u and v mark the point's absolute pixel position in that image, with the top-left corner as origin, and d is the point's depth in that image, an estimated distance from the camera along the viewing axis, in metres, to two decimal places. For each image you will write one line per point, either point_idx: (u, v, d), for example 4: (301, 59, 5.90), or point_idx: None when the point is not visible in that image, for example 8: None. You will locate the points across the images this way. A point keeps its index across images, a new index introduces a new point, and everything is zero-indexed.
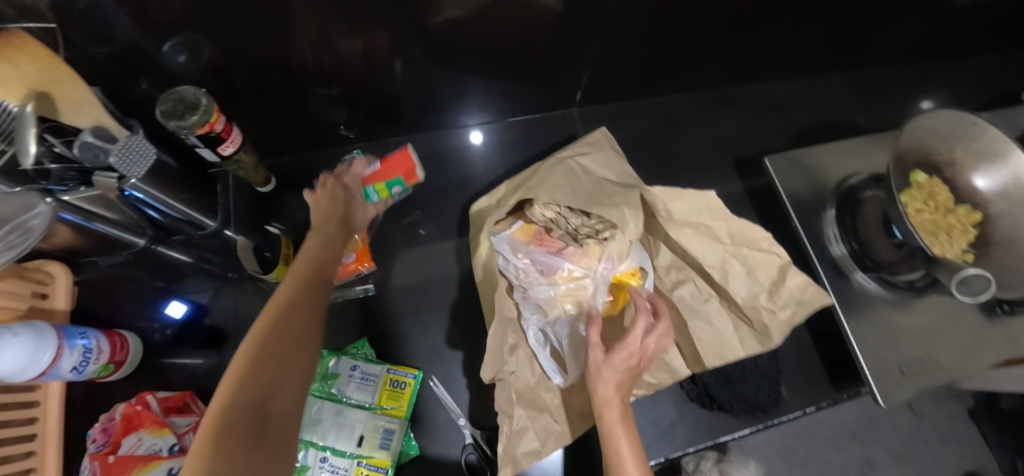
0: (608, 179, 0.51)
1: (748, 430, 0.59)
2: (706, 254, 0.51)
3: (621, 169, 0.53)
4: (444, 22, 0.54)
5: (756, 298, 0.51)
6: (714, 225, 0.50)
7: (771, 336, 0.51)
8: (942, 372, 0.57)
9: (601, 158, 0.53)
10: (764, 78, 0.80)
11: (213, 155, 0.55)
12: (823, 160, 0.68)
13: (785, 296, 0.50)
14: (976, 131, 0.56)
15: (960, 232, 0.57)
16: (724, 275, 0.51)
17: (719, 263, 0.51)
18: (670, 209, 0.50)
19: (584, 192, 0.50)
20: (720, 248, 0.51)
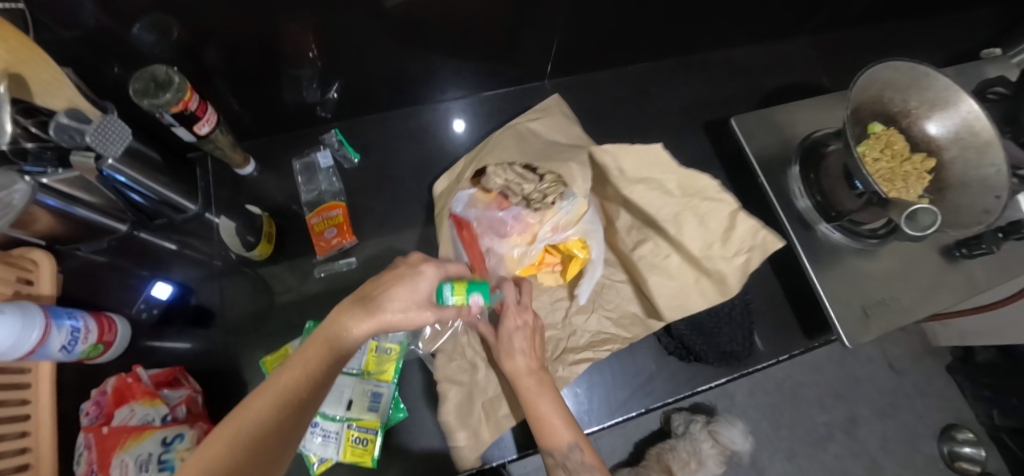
0: (556, 140, 0.57)
1: (723, 379, 0.62)
2: (660, 208, 0.54)
3: (570, 132, 0.59)
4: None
5: (711, 248, 0.52)
6: (664, 178, 0.52)
7: (728, 283, 0.52)
8: (904, 314, 0.60)
9: (550, 122, 0.59)
10: (731, 44, 0.82)
11: (190, 135, 0.56)
12: (788, 118, 0.70)
13: (738, 243, 0.51)
14: (927, 82, 0.58)
15: (916, 178, 0.59)
16: (678, 227, 0.53)
17: (673, 216, 0.53)
18: (621, 166, 0.52)
19: (535, 150, 0.54)
20: (672, 200, 0.53)
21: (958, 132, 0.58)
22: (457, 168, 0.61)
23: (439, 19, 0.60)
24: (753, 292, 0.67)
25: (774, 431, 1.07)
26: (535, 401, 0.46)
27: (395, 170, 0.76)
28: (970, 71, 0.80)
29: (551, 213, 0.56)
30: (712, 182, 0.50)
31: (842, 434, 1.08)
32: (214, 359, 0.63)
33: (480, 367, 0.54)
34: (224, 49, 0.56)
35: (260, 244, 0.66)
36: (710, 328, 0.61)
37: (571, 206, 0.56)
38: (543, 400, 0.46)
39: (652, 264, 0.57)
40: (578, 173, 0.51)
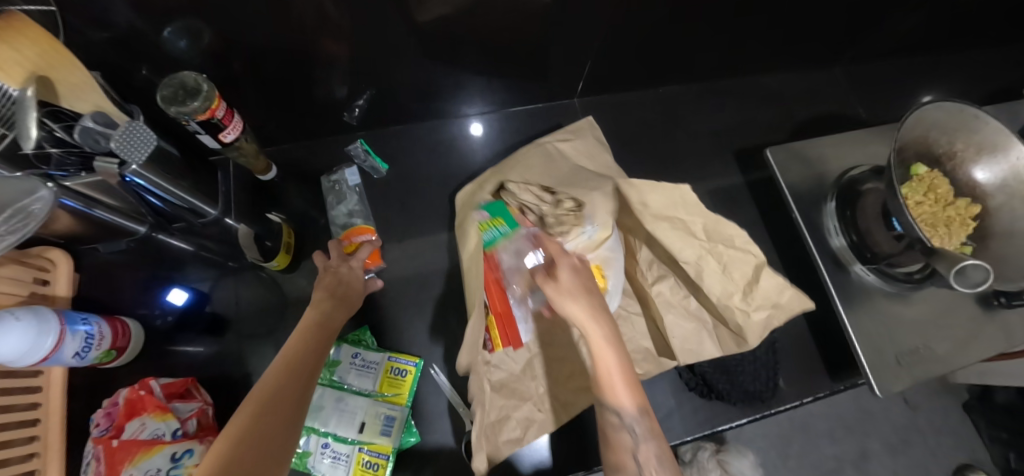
0: (583, 166, 0.57)
1: (745, 419, 0.60)
2: (683, 249, 0.51)
3: (599, 158, 0.59)
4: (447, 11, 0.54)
5: (731, 298, 0.51)
6: (690, 220, 0.50)
7: (746, 338, 0.52)
8: (937, 364, 0.58)
9: (580, 146, 0.59)
10: (765, 70, 0.80)
11: (214, 143, 0.54)
12: (824, 152, 0.68)
13: (760, 296, 0.51)
14: (979, 126, 0.56)
15: (960, 224, 0.57)
16: (698, 271, 0.51)
17: (694, 259, 0.51)
18: (647, 202, 0.49)
19: (558, 174, 0.56)
20: (696, 244, 0.51)
21: (1005, 180, 0.56)
22: (483, 177, 0.59)
23: (472, 35, 0.59)
24: (778, 329, 0.65)
25: (783, 462, 1.04)
26: (612, 377, 0.36)
27: (415, 182, 0.75)
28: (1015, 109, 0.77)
29: (575, 234, 0.51)
30: (742, 232, 0.49)
31: (853, 469, 1.02)
32: (226, 368, 0.62)
33: (484, 385, 0.52)
34: (254, 55, 0.55)
35: (278, 255, 0.65)
36: (729, 364, 0.60)
37: (593, 230, 0.52)
38: (617, 371, 0.37)
39: (670, 302, 0.56)
40: (601, 201, 0.53)
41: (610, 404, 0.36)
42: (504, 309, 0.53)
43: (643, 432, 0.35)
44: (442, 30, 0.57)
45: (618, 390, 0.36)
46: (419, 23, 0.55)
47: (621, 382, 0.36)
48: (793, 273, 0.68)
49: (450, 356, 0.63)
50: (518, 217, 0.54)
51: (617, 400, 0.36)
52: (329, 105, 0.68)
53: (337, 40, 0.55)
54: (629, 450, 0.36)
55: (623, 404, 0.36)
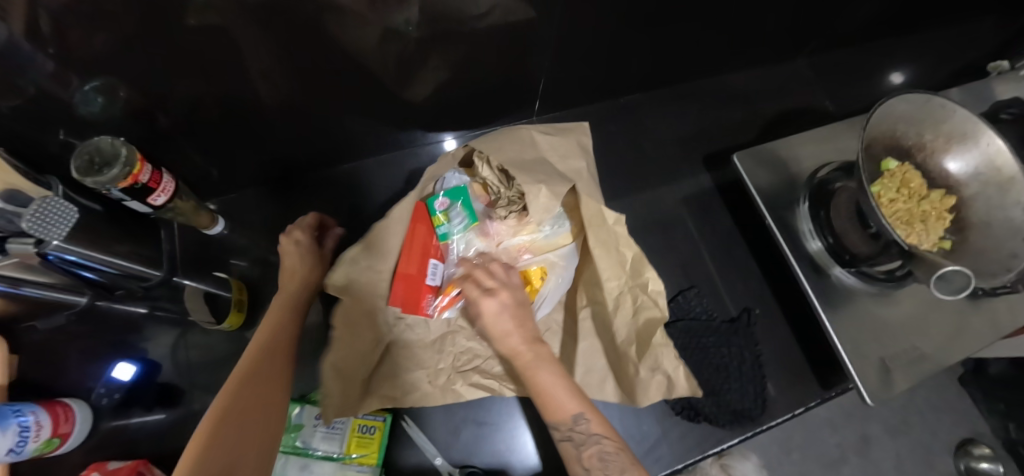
0: (550, 164, 0.47)
1: (736, 440, 0.57)
2: (606, 280, 0.47)
3: (574, 163, 0.48)
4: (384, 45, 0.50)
5: (629, 346, 0.48)
6: (621, 252, 0.45)
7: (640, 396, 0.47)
8: (927, 362, 0.56)
9: (560, 144, 0.48)
10: (728, 70, 0.77)
11: (144, 207, 0.51)
12: (793, 151, 0.66)
13: (654, 358, 0.47)
14: (945, 115, 0.54)
15: (935, 218, 0.55)
16: (612, 308, 0.48)
17: (614, 296, 0.47)
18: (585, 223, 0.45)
19: (519, 160, 0.45)
20: (618, 279, 0.46)
21: (978, 168, 0.54)
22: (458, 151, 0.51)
23: (416, 68, 0.56)
24: (762, 340, 0.62)
25: (784, 456, 1.00)
26: (540, 374, 0.41)
27: (378, 218, 0.72)
28: (980, 88, 0.76)
29: (530, 230, 0.51)
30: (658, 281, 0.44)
31: (856, 455, 0.99)
32: (187, 438, 0.59)
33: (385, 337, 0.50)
34: (178, 108, 0.51)
35: (230, 316, 0.62)
36: (713, 383, 0.58)
37: (552, 233, 0.51)
38: (547, 373, 0.41)
39: (591, 330, 0.53)
40: (546, 200, 0.43)
41: (553, 418, 0.40)
42: (417, 272, 0.48)
43: (585, 435, 0.39)
44: (384, 67, 0.54)
45: (559, 400, 0.40)
46: (355, 61, 0.52)
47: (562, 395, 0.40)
48: (772, 276, 0.66)
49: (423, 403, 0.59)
50: (481, 196, 0.53)
51: (559, 413, 0.40)
52: (272, 146, 0.64)
53: (269, 82, 0.52)
54: (575, 459, 0.40)
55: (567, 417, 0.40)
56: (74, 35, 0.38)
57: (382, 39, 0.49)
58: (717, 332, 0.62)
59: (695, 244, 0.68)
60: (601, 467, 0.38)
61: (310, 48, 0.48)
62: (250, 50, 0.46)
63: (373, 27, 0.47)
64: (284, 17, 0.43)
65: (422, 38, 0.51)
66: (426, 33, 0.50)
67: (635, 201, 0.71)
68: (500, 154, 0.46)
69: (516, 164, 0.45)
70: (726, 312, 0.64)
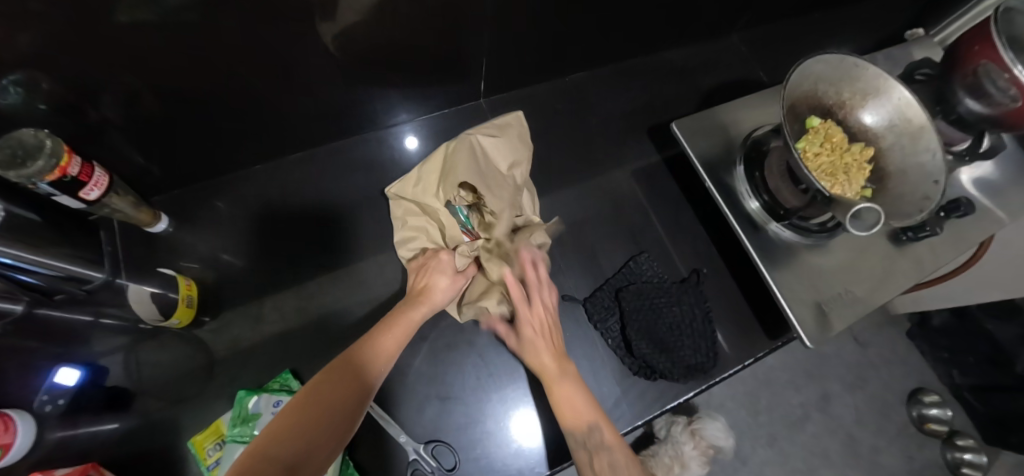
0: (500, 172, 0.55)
1: (692, 393, 0.59)
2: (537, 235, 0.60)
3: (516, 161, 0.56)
4: (327, 33, 0.51)
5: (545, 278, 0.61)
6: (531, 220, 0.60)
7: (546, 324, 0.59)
8: (859, 304, 0.60)
9: (501, 145, 0.55)
10: (666, 47, 0.81)
11: (76, 203, 0.49)
12: (729, 117, 0.69)
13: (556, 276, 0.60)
14: (859, 73, 0.58)
15: (858, 169, 0.58)
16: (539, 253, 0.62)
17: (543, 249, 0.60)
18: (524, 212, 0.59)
19: (484, 178, 0.53)
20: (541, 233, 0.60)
21: (892, 119, 0.58)
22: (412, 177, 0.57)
23: (361, 54, 0.57)
24: (711, 298, 0.66)
25: (753, 419, 1.03)
26: (563, 385, 0.49)
27: (333, 208, 0.73)
28: (895, 53, 0.82)
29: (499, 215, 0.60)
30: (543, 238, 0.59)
31: (817, 411, 1.04)
32: (147, 442, 0.58)
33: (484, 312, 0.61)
34: (118, 103, 0.50)
35: (178, 311, 0.60)
36: (697, 331, 0.62)
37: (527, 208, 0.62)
38: (573, 388, 0.49)
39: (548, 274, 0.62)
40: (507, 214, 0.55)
41: (569, 424, 0.47)
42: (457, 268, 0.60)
43: (597, 443, 0.45)
44: (324, 51, 0.54)
45: (577, 409, 0.47)
46: (294, 46, 0.51)
47: (581, 403, 0.48)
48: (719, 239, 0.70)
49: (385, 386, 0.59)
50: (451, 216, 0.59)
51: (575, 420, 0.47)
52: (215, 137, 0.62)
53: (214, 76, 0.52)
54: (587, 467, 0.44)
55: (579, 420, 0.47)
56: (4, 37, 0.36)
57: (331, 26, 0.50)
58: (667, 292, 0.64)
59: (643, 212, 0.71)
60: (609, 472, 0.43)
61: (255, 39, 0.48)
62: (196, 45, 0.46)
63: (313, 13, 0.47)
64: (223, 10, 0.42)
65: (362, 23, 0.52)
66: (370, 20, 0.51)
67: (584, 173, 0.73)
68: (465, 172, 0.52)
69: (485, 185, 0.53)
70: (675, 274, 0.67)
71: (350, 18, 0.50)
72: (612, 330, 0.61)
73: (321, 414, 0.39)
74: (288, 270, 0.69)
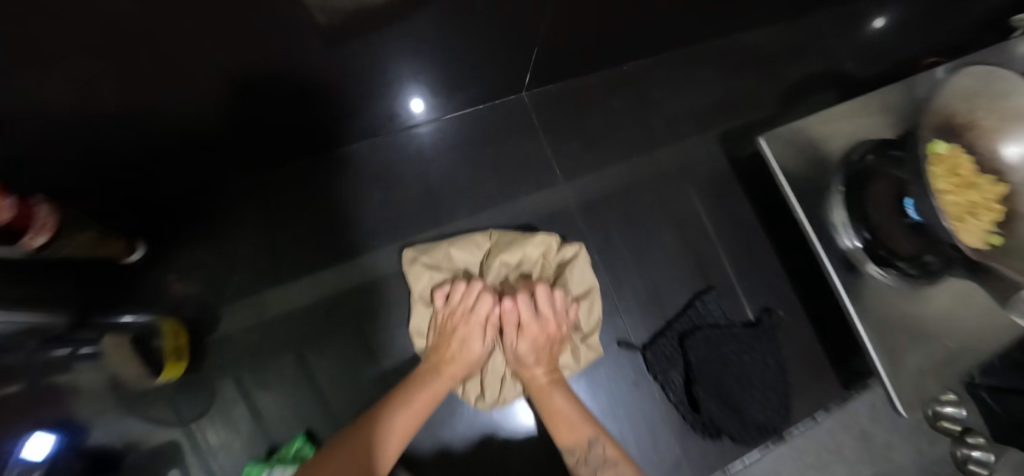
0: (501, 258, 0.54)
1: (759, 454, 0.54)
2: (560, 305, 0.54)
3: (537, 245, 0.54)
4: (343, 38, 0.37)
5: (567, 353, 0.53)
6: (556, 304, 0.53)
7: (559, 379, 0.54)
8: (957, 361, 0.52)
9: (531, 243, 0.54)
10: (746, 29, 0.67)
11: (15, 252, 0.36)
12: (826, 129, 0.57)
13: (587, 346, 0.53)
14: (999, 82, 0.49)
15: (986, 209, 0.48)
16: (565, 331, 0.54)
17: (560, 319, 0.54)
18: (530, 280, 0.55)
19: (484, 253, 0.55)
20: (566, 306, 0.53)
21: None
22: (436, 255, 0.54)
23: (388, 57, 0.44)
24: (785, 343, 0.58)
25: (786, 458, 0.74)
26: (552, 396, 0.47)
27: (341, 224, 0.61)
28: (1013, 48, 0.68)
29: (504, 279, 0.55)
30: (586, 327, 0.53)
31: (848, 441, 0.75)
32: None
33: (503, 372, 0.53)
34: (80, 134, 0.37)
35: (169, 367, 0.52)
36: (767, 382, 0.54)
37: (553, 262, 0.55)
38: (558, 395, 0.47)
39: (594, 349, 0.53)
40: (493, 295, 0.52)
41: (567, 442, 0.44)
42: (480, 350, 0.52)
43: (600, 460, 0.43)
44: (334, 56, 0.40)
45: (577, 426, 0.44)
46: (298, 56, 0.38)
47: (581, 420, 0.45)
48: (796, 271, 0.61)
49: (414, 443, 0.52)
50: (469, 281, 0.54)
51: (572, 437, 0.44)
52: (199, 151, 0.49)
53: (204, 93, 0.39)
54: None
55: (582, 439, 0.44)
56: None
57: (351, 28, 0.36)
58: (738, 340, 0.56)
59: (710, 238, 0.61)
60: None
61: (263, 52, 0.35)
62: (184, 63, 0.33)
63: (328, 18, 0.33)
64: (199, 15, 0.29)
65: (391, 22, 0.38)
66: (405, 16, 0.37)
67: (638, 187, 0.62)
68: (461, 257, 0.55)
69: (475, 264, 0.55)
70: (745, 316, 0.58)
71: (375, 19, 0.36)
72: (674, 381, 0.54)
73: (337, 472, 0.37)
74: (293, 301, 0.58)
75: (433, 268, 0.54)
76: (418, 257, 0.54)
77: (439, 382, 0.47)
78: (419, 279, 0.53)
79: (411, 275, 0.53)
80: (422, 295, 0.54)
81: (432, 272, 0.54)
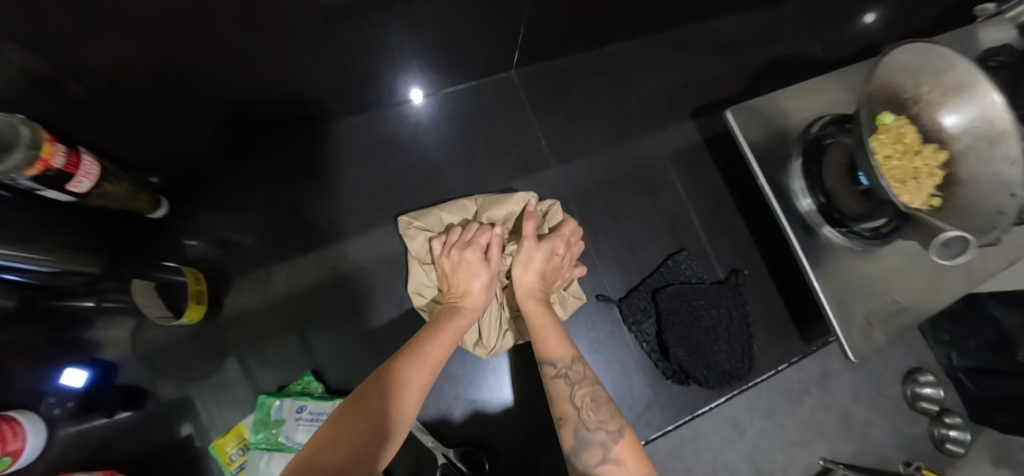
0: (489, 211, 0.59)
1: (722, 399, 0.62)
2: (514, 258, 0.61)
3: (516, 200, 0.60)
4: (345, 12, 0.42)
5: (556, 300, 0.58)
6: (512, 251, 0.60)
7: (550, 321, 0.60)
8: (904, 314, 0.58)
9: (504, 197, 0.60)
10: (719, 14, 0.72)
11: (63, 196, 0.42)
12: (788, 104, 0.62)
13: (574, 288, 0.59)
14: (946, 65, 0.51)
15: (927, 175, 0.53)
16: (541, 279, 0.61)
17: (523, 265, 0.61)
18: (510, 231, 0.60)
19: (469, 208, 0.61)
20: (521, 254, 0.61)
21: (972, 122, 0.52)
22: (428, 218, 0.60)
23: (385, 31, 0.49)
24: (750, 300, 0.63)
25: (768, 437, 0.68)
26: (531, 312, 0.51)
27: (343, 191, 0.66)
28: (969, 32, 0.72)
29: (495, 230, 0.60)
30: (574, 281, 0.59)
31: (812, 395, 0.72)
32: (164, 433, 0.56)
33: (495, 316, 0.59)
34: (123, 92, 0.43)
35: (190, 309, 0.57)
36: (732, 333, 0.60)
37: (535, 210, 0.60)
38: (537, 310, 0.51)
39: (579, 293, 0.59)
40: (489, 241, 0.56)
41: (551, 355, 0.46)
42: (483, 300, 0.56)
43: (575, 373, 0.44)
44: (336, 29, 0.45)
45: (553, 341, 0.47)
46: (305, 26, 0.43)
47: (555, 337, 0.48)
48: (762, 237, 0.66)
49: None
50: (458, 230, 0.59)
51: (555, 351, 0.46)
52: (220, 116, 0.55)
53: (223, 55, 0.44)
54: (568, 396, 0.43)
55: (561, 354, 0.46)
56: None
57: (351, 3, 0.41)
58: (706, 294, 0.61)
59: (683, 206, 0.67)
60: (593, 407, 0.41)
61: (276, 16, 0.41)
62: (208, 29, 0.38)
63: None
64: None
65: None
66: None
67: (616, 160, 0.68)
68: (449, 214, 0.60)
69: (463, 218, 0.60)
70: (714, 274, 0.64)
71: None
72: (646, 332, 0.60)
73: (376, 397, 0.37)
74: (300, 259, 0.64)
75: (424, 226, 0.59)
76: (412, 222, 0.60)
77: (457, 323, 0.50)
78: (414, 234, 0.59)
79: (405, 232, 0.59)
80: (418, 256, 0.60)
81: (424, 229, 0.59)
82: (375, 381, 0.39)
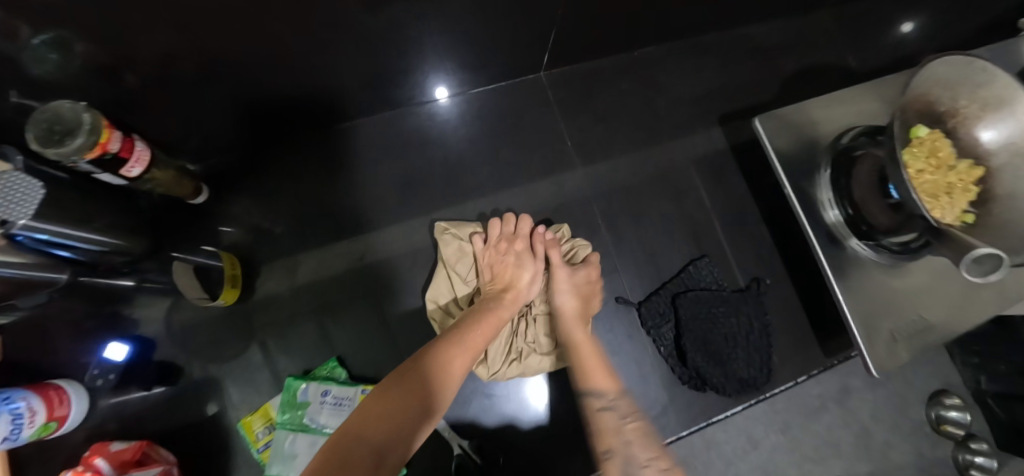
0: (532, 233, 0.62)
1: (740, 407, 0.61)
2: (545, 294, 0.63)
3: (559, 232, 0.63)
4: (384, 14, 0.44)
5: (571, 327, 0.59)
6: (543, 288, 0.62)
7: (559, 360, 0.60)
8: (931, 333, 0.56)
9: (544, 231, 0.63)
10: (750, 21, 0.72)
11: (116, 180, 0.45)
12: (818, 113, 0.61)
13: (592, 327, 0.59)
14: (986, 79, 0.51)
15: (962, 191, 0.52)
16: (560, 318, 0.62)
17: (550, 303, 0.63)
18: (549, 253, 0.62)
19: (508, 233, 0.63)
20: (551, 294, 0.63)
21: (1013, 138, 0.51)
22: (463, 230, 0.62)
23: (420, 33, 0.50)
24: (771, 309, 0.63)
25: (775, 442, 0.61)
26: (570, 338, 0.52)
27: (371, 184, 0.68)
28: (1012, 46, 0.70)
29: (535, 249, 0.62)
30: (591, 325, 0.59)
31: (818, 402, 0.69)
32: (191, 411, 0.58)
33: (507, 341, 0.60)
34: (180, 81, 0.46)
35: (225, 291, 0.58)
36: (752, 343, 0.60)
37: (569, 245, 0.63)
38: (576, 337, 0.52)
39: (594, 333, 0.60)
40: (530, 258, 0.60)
41: (593, 386, 0.47)
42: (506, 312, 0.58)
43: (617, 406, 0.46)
44: (373, 31, 0.47)
45: (596, 370, 0.48)
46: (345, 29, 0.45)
47: (595, 366, 0.49)
48: (787, 248, 0.66)
49: None
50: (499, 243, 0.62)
51: (597, 382, 0.47)
52: (272, 107, 0.57)
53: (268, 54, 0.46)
54: (610, 428, 0.44)
55: (603, 386, 0.47)
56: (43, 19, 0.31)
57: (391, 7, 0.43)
58: (727, 302, 0.61)
59: (706, 212, 0.66)
60: (639, 443, 0.42)
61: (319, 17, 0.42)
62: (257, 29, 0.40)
63: None
64: None
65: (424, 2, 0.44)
66: None
67: (640, 163, 0.68)
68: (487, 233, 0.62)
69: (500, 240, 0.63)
70: (736, 282, 0.64)
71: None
72: (665, 337, 0.60)
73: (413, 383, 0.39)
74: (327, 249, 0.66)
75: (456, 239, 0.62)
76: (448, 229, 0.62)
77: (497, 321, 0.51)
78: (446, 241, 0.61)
79: (439, 234, 0.62)
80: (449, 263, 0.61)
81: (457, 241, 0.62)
82: (410, 367, 0.41)
